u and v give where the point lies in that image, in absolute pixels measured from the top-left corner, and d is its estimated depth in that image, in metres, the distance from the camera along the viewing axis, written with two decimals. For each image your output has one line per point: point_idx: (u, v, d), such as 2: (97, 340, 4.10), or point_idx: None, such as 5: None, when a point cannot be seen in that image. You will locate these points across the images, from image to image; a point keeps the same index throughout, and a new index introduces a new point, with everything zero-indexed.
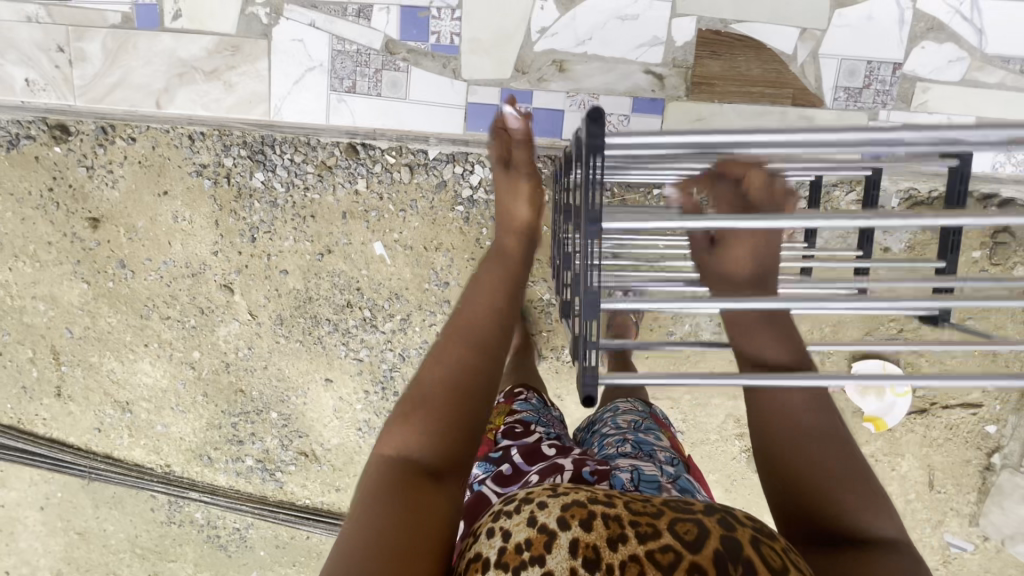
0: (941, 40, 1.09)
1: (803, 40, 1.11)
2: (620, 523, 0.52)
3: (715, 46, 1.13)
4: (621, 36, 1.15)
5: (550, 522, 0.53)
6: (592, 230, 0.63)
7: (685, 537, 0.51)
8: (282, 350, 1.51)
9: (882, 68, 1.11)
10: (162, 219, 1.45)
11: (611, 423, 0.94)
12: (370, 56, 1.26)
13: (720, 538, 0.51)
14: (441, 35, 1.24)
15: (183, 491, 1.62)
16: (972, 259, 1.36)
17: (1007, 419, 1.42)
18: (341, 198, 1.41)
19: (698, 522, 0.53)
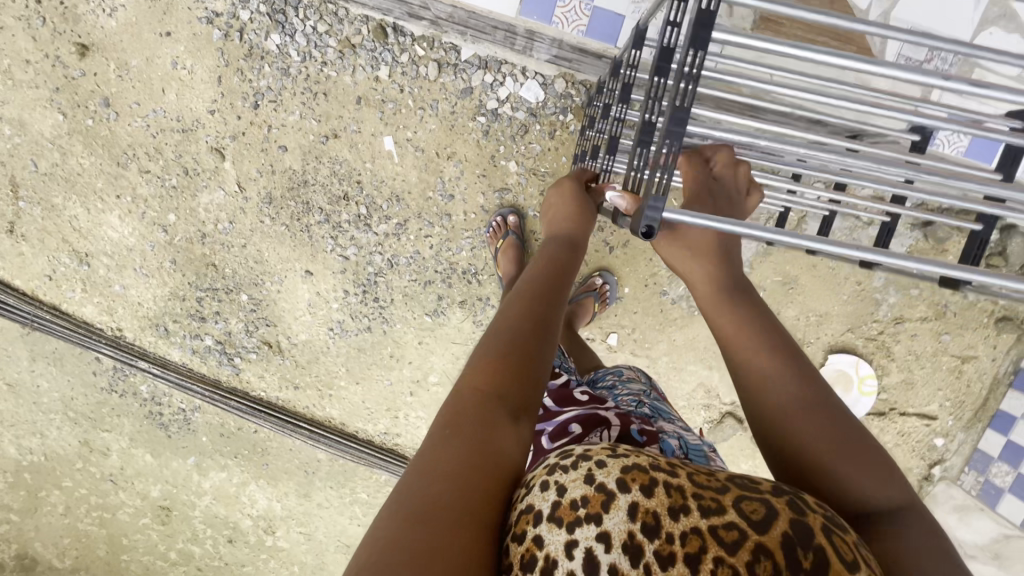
0: (1009, 29, 1.01)
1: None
2: (683, 493, 0.48)
3: None
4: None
5: (608, 482, 0.49)
6: (700, 40, 0.56)
7: (753, 516, 0.47)
8: (265, 232, 1.42)
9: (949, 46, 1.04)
10: (160, 63, 1.33)
11: (621, 382, 1.01)
12: None
13: (790, 522, 0.47)
14: None
15: (131, 359, 1.54)
16: None
17: (956, 435, 1.49)
18: (359, 81, 1.32)
19: (767, 504, 0.48)
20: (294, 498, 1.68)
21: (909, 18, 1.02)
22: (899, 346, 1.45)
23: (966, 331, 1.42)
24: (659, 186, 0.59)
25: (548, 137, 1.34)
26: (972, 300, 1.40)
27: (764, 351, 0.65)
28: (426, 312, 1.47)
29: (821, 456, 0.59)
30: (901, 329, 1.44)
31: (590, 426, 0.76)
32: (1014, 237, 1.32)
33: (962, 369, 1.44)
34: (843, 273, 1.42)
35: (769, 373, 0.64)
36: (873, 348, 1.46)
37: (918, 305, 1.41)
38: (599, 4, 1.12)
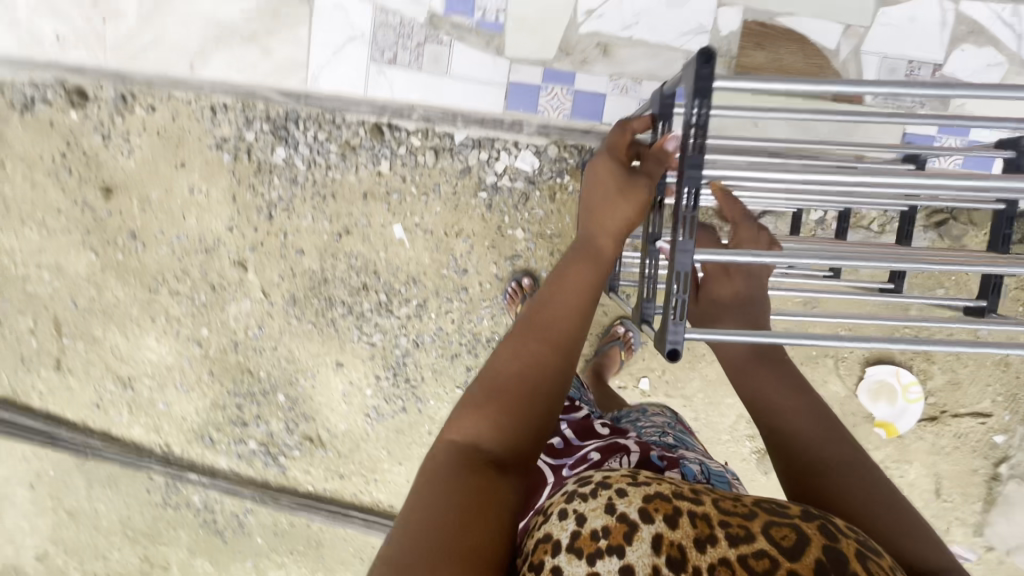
0: (980, 43, 1.05)
1: (848, 36, 1.07)
2: (709, 523, 0.50)
3: (760, 38, 1.10)
4: (667, 25, 1.15)
5: (630, 512, 0.51)
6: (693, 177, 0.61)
7: (783, 543, 0.48)
8: (293, 332, 1.48)
9: (924, 68, 1.07)
10: (177, 192, 1.42)
11: (647, 417, 1.01)
12: (413, 29, 1.24)
13: (822, 549, 0.48)
14: (486, 11, 1.22)
15: (182, 472, 1.58)
16: None
17: (1015, 430, 1.45)
18: (363, 178, 1.39)
19: (799, 528, 0.50)
20: None
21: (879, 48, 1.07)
22: (938, 348, 1.43)
23: None
24: (679, 314, 0.65)
25: (549, 201, 1.37)
26: None
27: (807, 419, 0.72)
28: (457, 385, 1.49)
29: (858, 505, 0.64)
30: (936, 330, 1.42)
31: (609, 453, 0.76)
32: None
33: (1008, 362, 1.41)
34: None
35: (806, 437, 0.71)
36: (911, 353, 1.44)
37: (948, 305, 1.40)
38: (579, 87, 1.24)
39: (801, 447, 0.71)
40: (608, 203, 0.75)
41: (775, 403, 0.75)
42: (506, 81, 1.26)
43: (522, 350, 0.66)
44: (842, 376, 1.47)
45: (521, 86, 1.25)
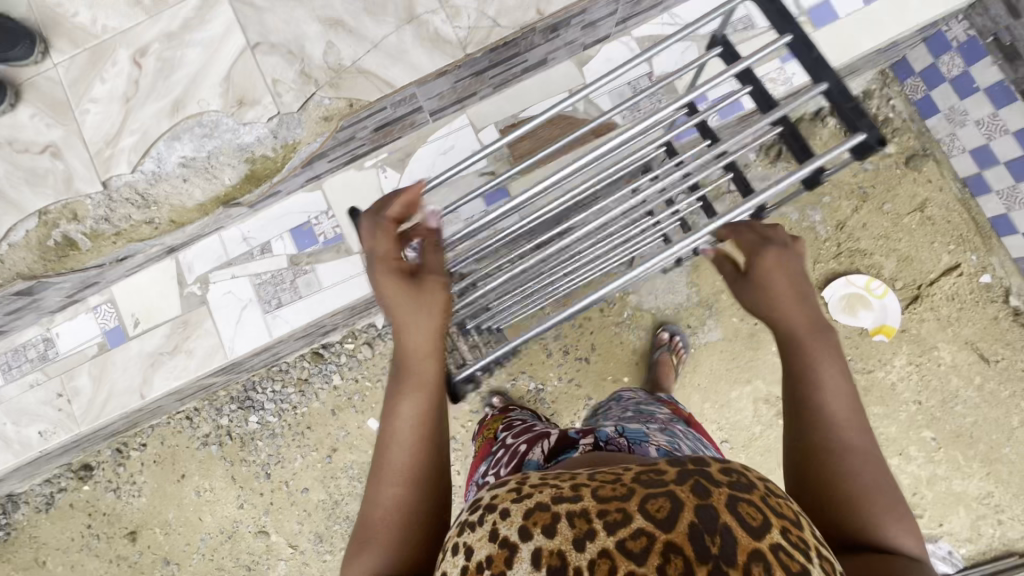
0: (666, 45, 1.20)
1: (574, 96, 1.20)
2: (587, 516, 0.39)
3: (516, 135, 1.20)
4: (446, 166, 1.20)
5: (511, 534, 0.41)
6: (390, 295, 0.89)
7: (658, 513, 0.38)
8: (331, 568, 1.55)
9: (641, 83, 1.19)
10: (187, 501, 1.57)
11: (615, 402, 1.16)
12: (282, 275, 1.20)
13: (695, 507, 0.38)
14: (326, 233, 1.20)
15: None
16: (847, 160, 1.51)
17: (992, 262, 1.43)
18: (325, 398, 1.55)
19: (673, 491, 0.39)
20: None
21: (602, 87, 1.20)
22: (865, 241, 1.49)
23: (898, 189, 1.48)
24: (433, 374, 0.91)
25: None
26: (873, 167, 1.50)
27: (849, 396, 0.62)
28: None
29: (869, 496, 0.56)
30: (850, 228, 1.49)
31: (533, 443, 0.83)
32: None
33: (930, 216, 1.46)
34: None
35: (840, 420, 0.61)
36: (848, 258, 1.49)
37: (841, 205, 1.50)
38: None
39: (828, 424, 0.61)
40: (404, 312, 0.66)
41: (826, 384, 0.62)
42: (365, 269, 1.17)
43: (380, 483, 0.62)
44: None
45: None
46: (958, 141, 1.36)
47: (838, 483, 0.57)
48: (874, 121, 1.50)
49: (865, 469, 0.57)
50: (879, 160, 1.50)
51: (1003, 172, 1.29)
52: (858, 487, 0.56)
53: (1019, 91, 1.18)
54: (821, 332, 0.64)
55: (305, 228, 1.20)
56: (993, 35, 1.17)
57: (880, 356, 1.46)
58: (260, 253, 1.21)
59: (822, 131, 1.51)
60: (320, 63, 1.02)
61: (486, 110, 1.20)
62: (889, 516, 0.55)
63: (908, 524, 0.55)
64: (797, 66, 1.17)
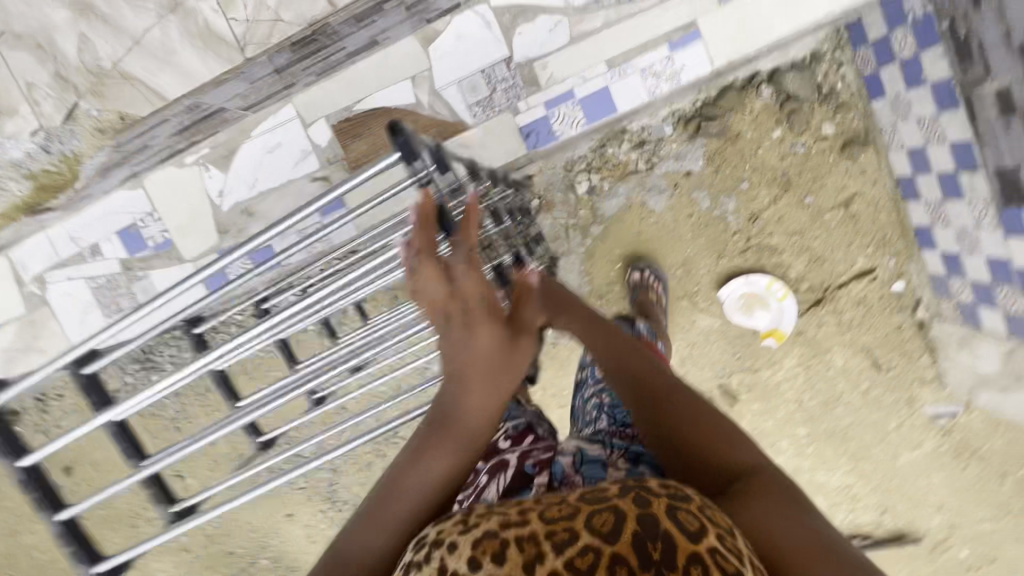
0: (530, 19, 1.03)
1: (418, 85, 1.03)
2: (535, 540, 0.46)
3: (353, 131, 1.03)
4: (275, 167, 1.05)
5: (461, 566, 0.46)
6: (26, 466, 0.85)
7: (601, 529, 0.45)
8: None
9: (497, 69, 1.04)
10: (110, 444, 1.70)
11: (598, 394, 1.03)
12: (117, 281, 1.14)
13: (637, 518, 0.46)
14: (155, 238, 1.10)
15: None
16: (776, 139, 1.28)
17: (909, 270, 1.29)
18: None
19: (615, 509, 0.47)
20: None
21: (449, 78, 1.04)
22: (777, 237, 1.34)
23: (825, 180, 1.29)
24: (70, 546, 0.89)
25: None
26: (804, 150, 1.28)
27: (637, 350, 0.76)
28: None
29: (702, 415, 0.65)
30: (764, 221, 1.34)
31: (491, 469, 0.74)
32: (785, 78, 1.24)
33: (854, 214, 1.29)
34: (671, 219, 1.37)
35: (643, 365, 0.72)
36: (755, 255, 1.36)
37: (758, 193, 1.32)
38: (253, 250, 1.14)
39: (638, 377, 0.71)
40: (490, 362, 0.62)
41: (621, 346, 0.76)
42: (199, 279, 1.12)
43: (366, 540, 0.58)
44: (706, 310, 1.40)
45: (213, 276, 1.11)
46: (897, 135, 1.15)
47: (675, 445, 0.63)
48: (817, 93, 1.24)
49: (689, 401, 0.67)
50: (812, 142, 1.27)
51: (932, 183, 1.12)
52: (694, 446, 0.62)
53: (964, 97, 0.97)
54: (602, 321, 0.79)
55: (133, 231, 1.10)
56: (950, 18, 0.95)
57: (768, 358, 1.40)
58: (92, 256, 1.12)
59: (754, 103, 1.26)
60: (76, 63, 0.94)
61: (320, 101, 1.02)
62: (721, 442, 0.62)
63: (754, 443, 0.62)
64: (689, 58, 1.07)
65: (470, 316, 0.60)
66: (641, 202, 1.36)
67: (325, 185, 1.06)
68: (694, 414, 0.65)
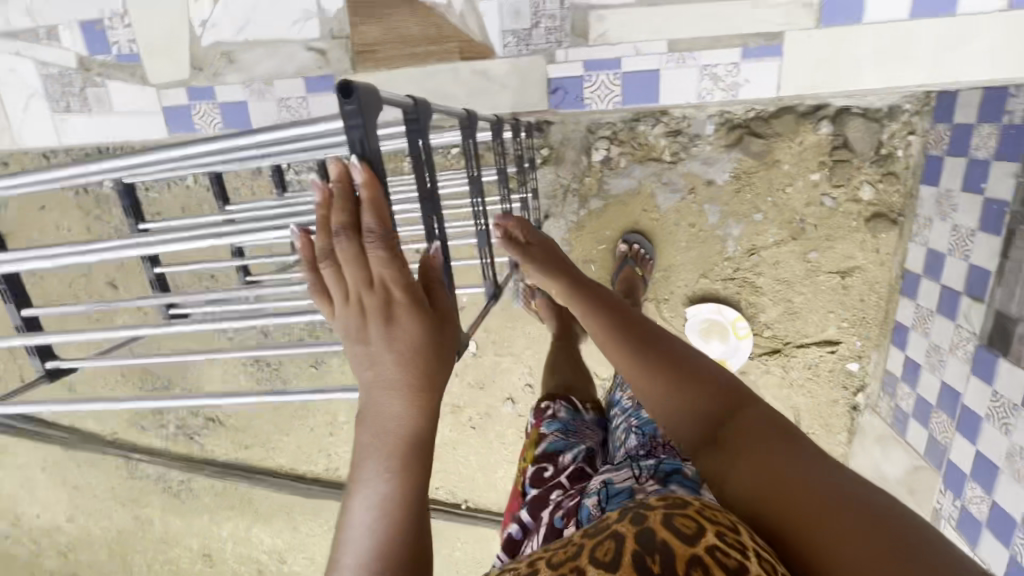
0: None
1: None
2: None
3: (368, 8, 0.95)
4: (274, 16, 0.97)
5: None
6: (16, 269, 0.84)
7: (602, 558, 0.41)
8: None
9: (548, 1, 0.92)
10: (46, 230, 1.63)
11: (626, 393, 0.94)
12: (70, 76, 1.03)
13: (636, 538, 0.42)
14: (121, 45, 1.00)
15: (129, 452, 1.92)
16: (811, 183, 1.20)
17: (870, 356, 1.28)
18: (176, 193, 1.51)
19: (615, 534, 0.43)
20: (288, 532, 1.99)
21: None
22: (764, 278, 1.29)
23: (836, 242, 1.22)
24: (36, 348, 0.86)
25: None
26: (831, 204, 1.20)
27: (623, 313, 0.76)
28: (310, 363, 1.66)
29: (699, 383, 0.64)
30: (760, 258, 1.28)
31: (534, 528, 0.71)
32: (849, 122, 1.13)
33: (847, 285, 1.24)
34: (671, 221, 1.29)
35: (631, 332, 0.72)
36: (736, 287, 1.31)
37: (768, 229, 1.25)
38: (224, 100, 1.03)
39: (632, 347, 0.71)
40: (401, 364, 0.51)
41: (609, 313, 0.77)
42: (159, 107, 1.04)
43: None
44: (667, 319, 1.37)
45: (176, 109, 1.04)
46: (926, 231, 1.08)
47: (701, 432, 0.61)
48: (873, 151, 1.14)
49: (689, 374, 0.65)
50: (843, 199, 1.19)
51: (932, 293, 1.07)
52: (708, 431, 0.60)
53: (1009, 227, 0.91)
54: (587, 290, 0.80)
55: (98, 28, 0.99)
56: None
57: None
58: (47, 39, 1.01)
59: (807, 136, 1.16)
60: None
61: None
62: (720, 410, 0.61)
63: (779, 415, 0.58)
64: (757, 75, 0.91)
65: (384, 306, 0.51)
66: (650, 193, 1.28)
67: (317, 57, 0.99)
68: (706, 393, 0.63)
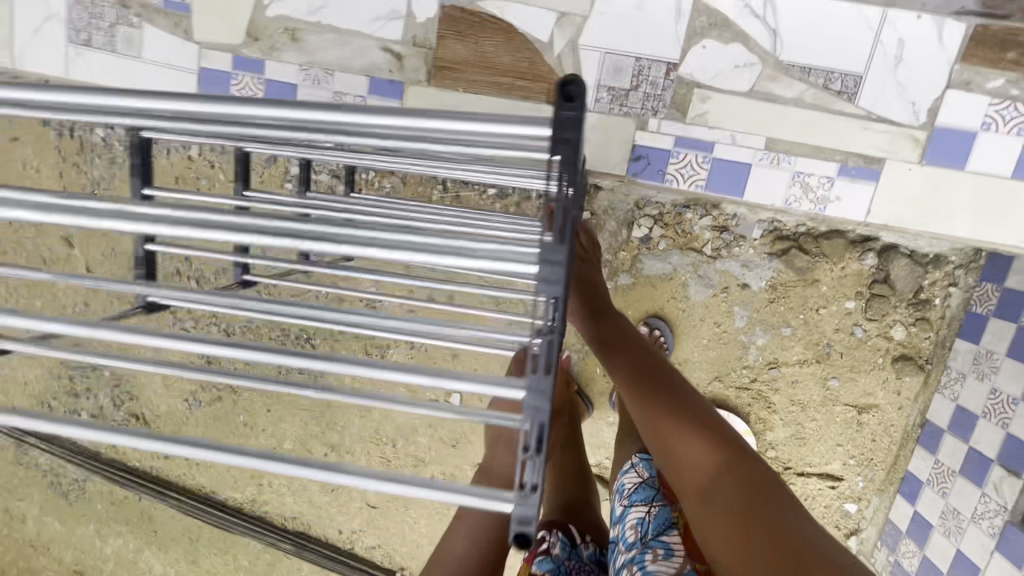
0: (725, 39, 0.94)
1: (561, 27, 0.96)
2: None
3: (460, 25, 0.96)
4: (358, 6, 0.97)
5: None
6: None
7: None
8: None
9: (654, 68, 0.97)
10: (14, 165, 1.43)
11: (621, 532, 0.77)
12: (104, 7, 1.00)
13: None
14: None
15: (24, 434, 1.64)
16: (844, 310, 1.17)
17: (870, 500, 1.22)
18: (175, 161, 1.36)
19: None
20: (185, 565, 1.71)
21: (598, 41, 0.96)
22: (780, 395, 1.23)
23: (859, 375, 1.18)
24: None
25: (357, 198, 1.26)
26: (861, 335, 1.17)
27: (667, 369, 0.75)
28: None
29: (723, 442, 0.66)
30: (779, 374, 1.22)
31: None
32: (895, 260, 1.12)
33: (862, 422, 1.19)
34: (698, 314, 1.24)
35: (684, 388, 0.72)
36: (749, 399, 1.25)
37: (793, 347, 1.21)
38: (271, 76, 1.00)
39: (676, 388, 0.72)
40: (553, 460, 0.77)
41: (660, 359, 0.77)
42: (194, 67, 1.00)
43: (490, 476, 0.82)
44: None
45: (212, 73, 1.00)
46: (957, 386, 1.08)
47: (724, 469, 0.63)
48: (912, 293, 1.13)
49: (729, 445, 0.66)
50: (873, 332, 1.16)
51: (956, 452, 1.06)
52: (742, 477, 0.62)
53: None
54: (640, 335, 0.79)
55: None
56: None
57: None
58: None
59: (851, 264, 1.14)
60: None
61: None
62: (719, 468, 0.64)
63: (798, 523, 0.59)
64: (849, 192, 0.97)
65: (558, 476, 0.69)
66: (683, 282, 1.22)
67: (392, 59, 0.98)
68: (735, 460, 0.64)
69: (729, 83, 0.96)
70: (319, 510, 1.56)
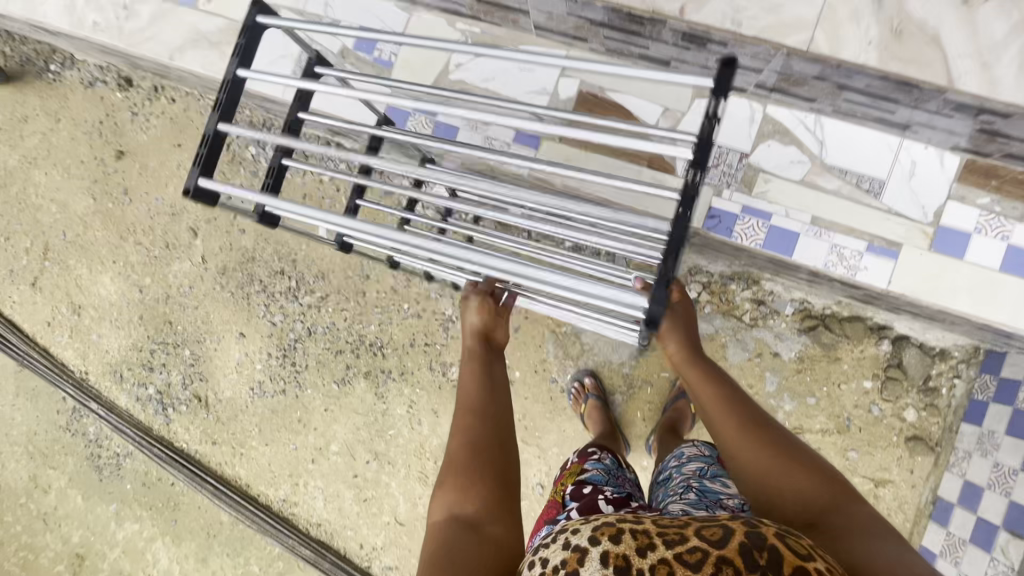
0: (785, 142, 1.23)
1: (665, 117, 1.24)
2: (648, 535, 0.55)
3: (592, 106, 1.27)
4: (518, 83, 1.29)
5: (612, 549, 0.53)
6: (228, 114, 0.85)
7: (711, 537, 0.53)
8: (213, 296, 1.68)
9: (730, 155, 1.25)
10: (170, 164, 1.70)
11: (676, 473, 0.95)
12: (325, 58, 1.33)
13: (744, 534, 0.53)
14: (383, 52, 1.33)
15: (86, 400, 1.74)
16: (863, 388, 1.34)
17: None
18: None
19: (724, 526, 0.55)
20: (191, 563, 1.70)
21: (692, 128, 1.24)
22: None
23: (876, 449, 1.32)
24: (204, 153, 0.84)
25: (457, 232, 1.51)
26: (877, 413, 1.33)
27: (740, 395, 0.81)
28: (334, 379, 1.61)
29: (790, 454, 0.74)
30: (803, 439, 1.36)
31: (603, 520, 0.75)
32: (907, 349, 1.32)
33: (877, 494, 1.31)
34: (734, 373, 1.41)
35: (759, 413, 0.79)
36: None
37: (817, 415, 1.36)
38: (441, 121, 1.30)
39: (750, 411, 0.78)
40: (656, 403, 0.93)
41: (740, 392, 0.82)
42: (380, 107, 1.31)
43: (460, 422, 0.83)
44: None
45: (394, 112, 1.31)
46: (964, 463, 1.23)
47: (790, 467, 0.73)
48: (923, 380, 1.31)
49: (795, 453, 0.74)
50: (889, 411, 1.33)
51: (966, 522, 1.19)
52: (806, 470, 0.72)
53: None
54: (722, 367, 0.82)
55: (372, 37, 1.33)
56: None
57: None
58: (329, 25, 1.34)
59: (869, 347, 1.34)
60: None
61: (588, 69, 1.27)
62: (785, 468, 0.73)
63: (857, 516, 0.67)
64: (874, 265, 1.20)
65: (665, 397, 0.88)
66: (723, 343, 1.42)
67: None
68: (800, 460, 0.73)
69: (786, 172, 1.23)
70: (346, 519, 1.61)
